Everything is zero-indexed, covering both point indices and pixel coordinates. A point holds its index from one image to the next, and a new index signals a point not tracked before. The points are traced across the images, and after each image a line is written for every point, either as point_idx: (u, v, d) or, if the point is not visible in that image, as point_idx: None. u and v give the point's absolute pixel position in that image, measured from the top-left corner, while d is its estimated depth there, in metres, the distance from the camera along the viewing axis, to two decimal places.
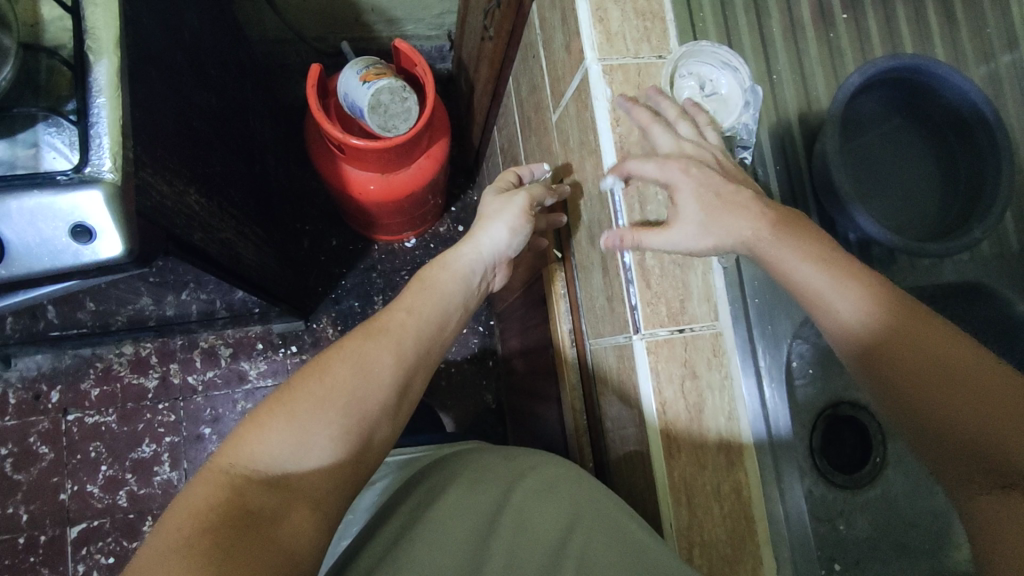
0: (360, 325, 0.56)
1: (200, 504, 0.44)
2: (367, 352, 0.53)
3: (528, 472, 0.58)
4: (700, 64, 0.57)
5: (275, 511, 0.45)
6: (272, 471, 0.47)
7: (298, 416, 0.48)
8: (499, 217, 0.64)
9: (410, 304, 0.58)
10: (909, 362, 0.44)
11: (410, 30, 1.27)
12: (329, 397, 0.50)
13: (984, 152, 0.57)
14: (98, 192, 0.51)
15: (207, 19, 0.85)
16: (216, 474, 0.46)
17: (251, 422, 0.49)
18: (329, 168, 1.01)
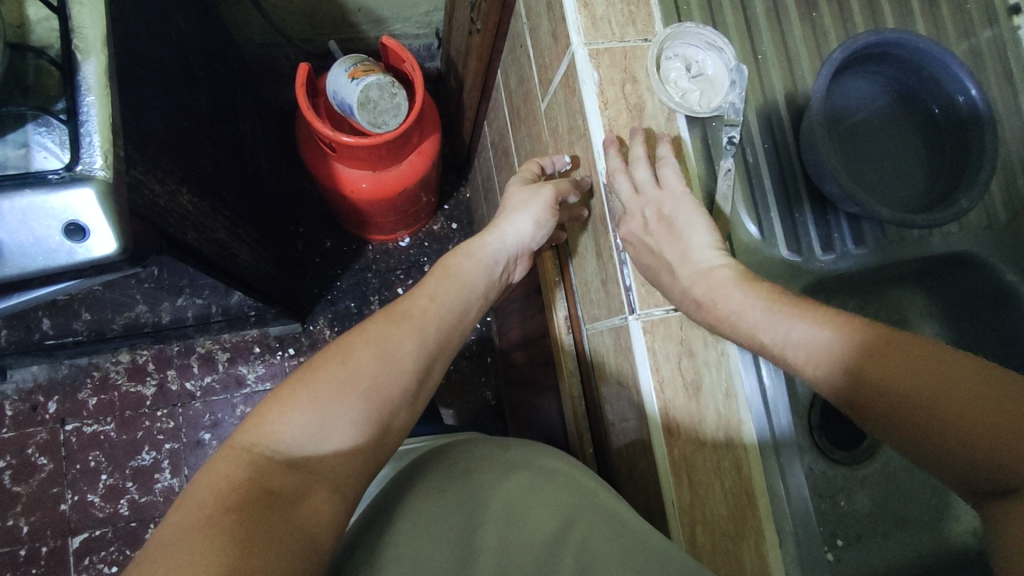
0: (383, 309, 0.56)
1: (221, 483, 0.44)
2: (391, 336, 0.53)
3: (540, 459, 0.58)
4: (686, 46, 0.58)
5: (296, 493, 0.45)
6: (292, 452, 0.47)
7: (320, 397, 0.48)
8: (525, 209, 0.63)
9: (432, 291, 0.58)
10: (885, 382, 0.42)
11: (398, 29, 1.29)
12: (352, 378, 0.50)
13: (968, 124, 0.57)
14: (90, 190, 0.51)
15: (194, 23, 0.86)
16: (238, 453, 0.46)
17: (273, 401, 0.49)
18: (322, 166, 1.01)
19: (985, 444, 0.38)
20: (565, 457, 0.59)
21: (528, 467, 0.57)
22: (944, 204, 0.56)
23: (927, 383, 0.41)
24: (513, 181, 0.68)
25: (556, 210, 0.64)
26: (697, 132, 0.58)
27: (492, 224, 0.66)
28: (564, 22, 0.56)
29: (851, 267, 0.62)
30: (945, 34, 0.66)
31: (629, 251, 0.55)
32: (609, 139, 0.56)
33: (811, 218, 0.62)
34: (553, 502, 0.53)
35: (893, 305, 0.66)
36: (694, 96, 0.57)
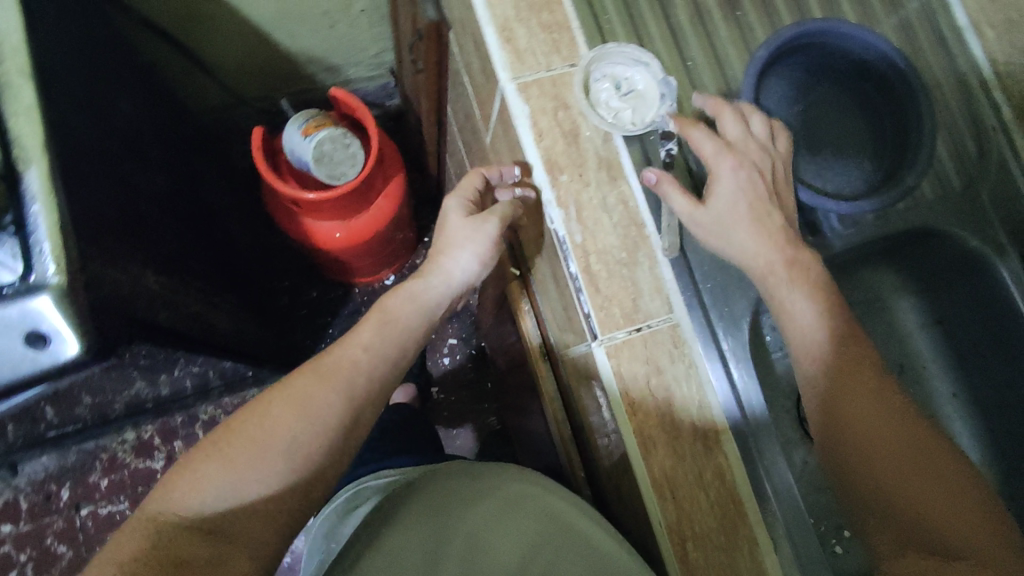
0: (311, 361, 0.56)
1: (130, 552, 0.46)
2: (313, 392, 0.53)
3: (486, 492, 0.60)
4: (612, 65, 0.58)
5: (213, 555, 0.47)
6: (204, 518, 0.48)
7: (236, 462, 0.50)
8: (467, 243, 0.63)
9: (368, 341, 0.58)
10: (867, 424, 0.49)
11: (353, 75, 1.31)
12: (270, 443, 0.51)
13: (905, 100, 0.57)
14: (46, 297, 0.52)
15: (144, 106, 0.87)
16: (146, 521, 0.48)
17: (187, 468, 0.50)
18: (291, 222, 1.02)
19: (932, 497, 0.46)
20: (532, 480, 0.61)
21: (487, 499, 0.59)
22: (890, 183, 0.56)
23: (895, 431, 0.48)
24: (455, 206, 0.65)
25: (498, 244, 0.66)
26: (635, 147, 0.59)
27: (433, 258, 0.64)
28: (488, 60, 0.57)
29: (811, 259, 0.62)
30: (872, 9, 0.66)
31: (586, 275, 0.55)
32: (549, 168, 0.56)
33: None
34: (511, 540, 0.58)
35: (865, 284, 0.71)
36: (626, 114, 0.57)
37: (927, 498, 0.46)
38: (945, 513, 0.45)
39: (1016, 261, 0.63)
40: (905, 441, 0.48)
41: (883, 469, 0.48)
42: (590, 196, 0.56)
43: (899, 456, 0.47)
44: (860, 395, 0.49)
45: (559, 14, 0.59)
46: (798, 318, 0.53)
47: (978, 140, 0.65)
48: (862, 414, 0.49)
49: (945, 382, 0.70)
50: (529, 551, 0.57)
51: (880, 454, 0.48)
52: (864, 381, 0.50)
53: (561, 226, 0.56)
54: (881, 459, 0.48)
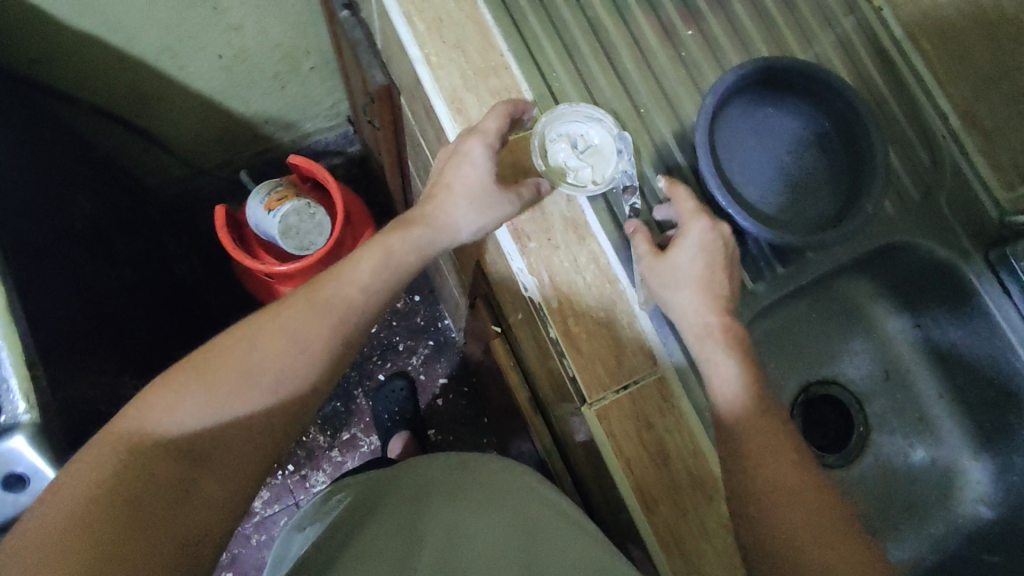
0: (305, 287, 0.54)
1: (97, 468, 0.44)
2: (302, 321, 0.52)
3: (484, 482, 0.61)
4: (566, 124, 0.58)
5: (183, 483, 0.46)
6: (180, 439, 0.47)
7: (220, 388, 0.49)
8: (477, 206, 0.55)
9: (361, 281, 0.54)
10: (768, 484, 0.48)
11: (310, 128, 1.30)
12: (258, 370, 0.50)
13: (855, 127, 0.58)
14: (21, 436, 0.50)
15: (101, 199, 0.86)
16: (116, 438, 0.45)
17: (166, 384, 0.48)
18: (266, 292, 1.01)
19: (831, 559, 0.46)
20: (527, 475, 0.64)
21: (475, 491, 0.60)
22: (849, 213, 0.57)
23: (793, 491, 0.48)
24: (480, 154, 0.55)
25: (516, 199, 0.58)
26: (601, 204, 0.59)
27: (439, 203, 0.57)
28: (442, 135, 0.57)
29: (785, 290, 0.63)
30: (811, 32, 0.67)
31: (566, 339, 0.55)
32: (516, 236, 0.57)
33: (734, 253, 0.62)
34: (490, 521, 0.56)
35: (843, 296, 0.71)
36: (586, 172, 0.58)
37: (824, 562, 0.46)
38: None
39: (981, 262, 0.64)
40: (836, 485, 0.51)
41: (790, 527, 0.47)
42: (561, 259, 0.57)
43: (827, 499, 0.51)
44: (761, 455, 0.49)
45: (506, 78, 0.60)
46: (719, 371, 0.52)
47: (930, 147, 0.66)
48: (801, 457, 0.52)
49: (930, 383, 0.72)
50: (518, 526, 0.55)
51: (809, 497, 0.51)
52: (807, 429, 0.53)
53: (536, 294, 0.56)
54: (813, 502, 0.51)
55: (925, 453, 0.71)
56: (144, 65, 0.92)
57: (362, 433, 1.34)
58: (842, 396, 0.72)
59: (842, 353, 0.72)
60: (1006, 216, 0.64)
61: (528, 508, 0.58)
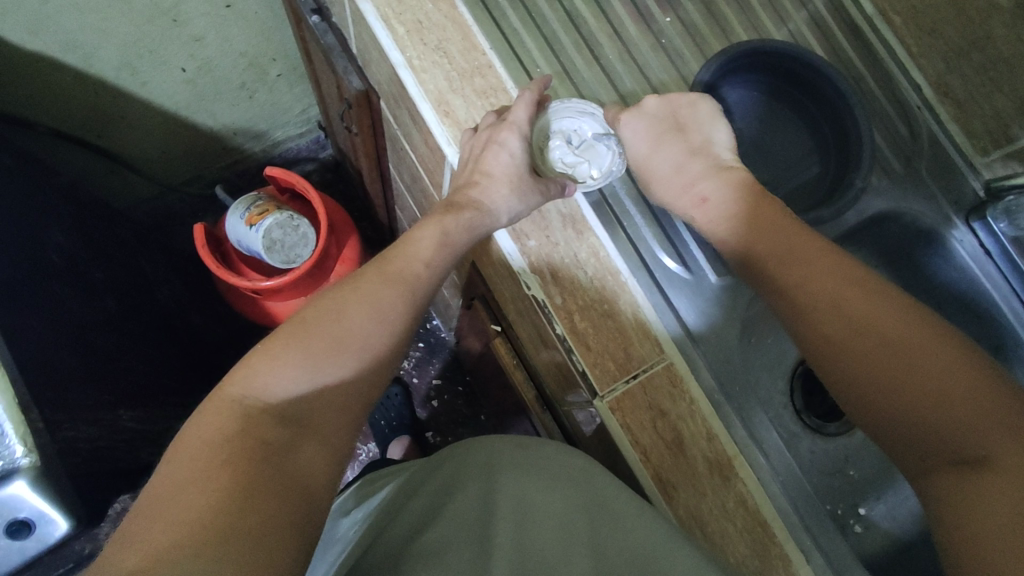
0: (373, 264, 0.54)
1: (210, 433, 0.42)
2: (378, 293, 0.51)
3: (544, 464, 0.59)
4: (560, 120, 0.58)
5: (289, 443, 0.44)
6: (283, 403, 0.45)
7: (314, 351, 0.47)
8: (518, 192, 0.56)
9: (424, 255, 0.54)
10: (830, 327, 0.48)
11: (281, 136, 1.27)
12: (343, 338, 0.49)
13: (837, 105, 0.59)
14: (21, 482, 0.48)
15: (73, 226, 0.83)
16: (226, 404, 0.44)
17: (262, 353, 0.47)
18: (254, 309, 0.98)
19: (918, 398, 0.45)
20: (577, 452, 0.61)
21: (544, 469, 0.59)
22: (839, 186, 0.58)
23: (867, 320, 0.47)
24: (516, 144, 0.55)
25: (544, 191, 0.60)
26: (596, 198, 0.59)
27: (475, 184, 0.56)
28: None
29: None
30: (785, 11, 0.68)
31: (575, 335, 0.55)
32: (515, 236, 0.57)
33: None
34: (560, 500, 0.56)
35: None
36: (584, 168, 0.57)
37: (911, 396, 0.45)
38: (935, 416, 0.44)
39: (964, 226, 0.66)
40: (884, 344, 0.47)
41: (886, 363, 0.46)
42: (562, 256, 0.56)
43: (876, 364, 0.46)
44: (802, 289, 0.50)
45: (492, 78, 0.59)
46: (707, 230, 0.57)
47: (907, 120, 0.68)
48: (836, 331, 0.48)
49: None
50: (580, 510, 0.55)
51: (859, 369, 0.47)
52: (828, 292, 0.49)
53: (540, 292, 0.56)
54: (862, 372, 0.47)
55: None
56: (105, 84, 0.88)
57: (359, 441, 1.33)
58: None
59: None
60: (992, 184, 0.65)
61: (592, 482, 0.57)
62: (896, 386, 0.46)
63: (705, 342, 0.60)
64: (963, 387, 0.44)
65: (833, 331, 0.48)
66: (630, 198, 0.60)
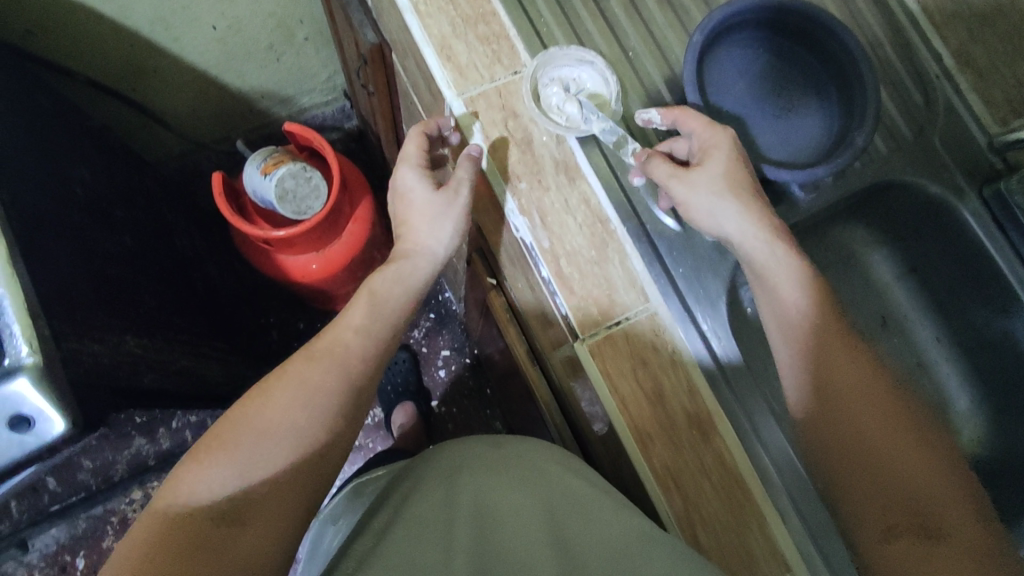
0: (305, 349, 0.56)
1: (141, 547, 0.44)
2: (311, 375, 0.54)
3: (515, 460, 0.60)
4: (558, 68, 0.59)
5: (228, 538, 0.46)
6: (219, 499, 0.47)
7: (238, 448, 0.49)
8: (431, 226, 0.61)
9: (356, 322, 0.58)
10: (840, 394, 0.51)
11: (307, 103, 1.30)
12: (273, 424, 0.51)
13: (845, 62, 0.57)
14: (24, 379, 0.51)
15: (100, 167, 0.87)
16: (160, 513, 0.46)
17: (194, 458, 0.49)
18: (268, 262, 1.01)
19: (903, 475, 0.48)
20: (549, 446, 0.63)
21: (512, 465, 0.60)
22: (840, 144, 0.56)
23: (871, 394, 0.51)
24: (412, 177, 0.62)
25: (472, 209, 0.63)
26: (592, 146, 0.59)
27: (407, 237, 0.63)
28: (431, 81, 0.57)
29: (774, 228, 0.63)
30: None
31: (560, 280, 0.55)
32: (507, 178, 0.57)
33: None
34: (529, 495, 0.56)
35: (836, 244, 0.72)
36: (578, 116, 0.59)
37: (895, 469, 0.49)
38: (913, 491, 0.48)
39: (976, 200, 0.64)
40: (888, 414, 0.50)
41: (876, 435, 0.50)
42: (552, 200, 0.57)
43: (877, 428, 0.50)
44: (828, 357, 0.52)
45: (495, 24, 0.60)
46: (785, 296, 0.53)
47: (924, 89, 0.66)
48: (854, 388, 0.51)
49: (927, 328, 0.71)
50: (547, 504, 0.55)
51: (866, 423, 0.50)
52: (849, 350, 0.52)
53: (531, 239, 0.56)
54: (866, 430, 0.50)
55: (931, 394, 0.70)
56: (140, 36, 0.92)
57: None
58: None
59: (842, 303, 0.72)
60: (996, 140, 0.64)
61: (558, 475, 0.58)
62: (890, 450, 0.49)
63: (693, 297, 0.59)
64: (942, 472, 0.48)
65: (847, 383, 0.51)
66: (625, 149, 0.60)
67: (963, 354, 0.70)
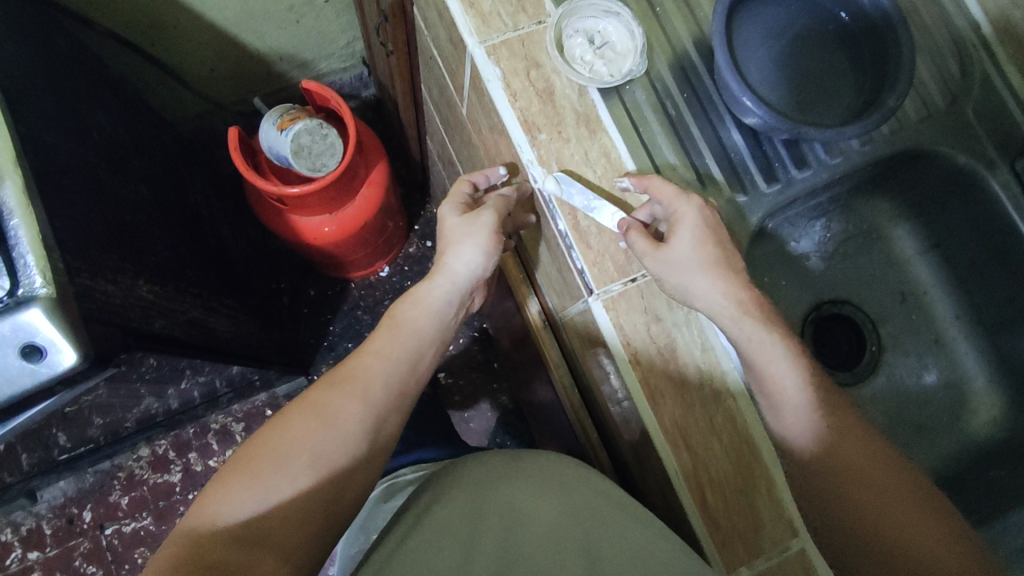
0: (327, 376, 0.58)
1: (167, 565, 0.46)
2: (331, 403, 0.55)
3: (537, 474, 0.58)
4: (583, 19, 0.58)
5: (242, 562, 0.47)
6: (235, 524, 0.49)
7: (261, 472, 0.51)
8: (461, 253, 0.64)
9: (379, 349, 0.60)
10: (845, 469, 0.49)
11: (325, 68, 1.29)
12: (291, 451, 0.52)
13: (881, 24, 0.57)
14: (37, 309, 0.52)
15: (117, 117, 0.86)
16: (183, 535, 0.49)
17: (216, 484, 0.51)
18: (280, 222, 1.01)
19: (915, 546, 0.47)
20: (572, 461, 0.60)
21: (532, 480, 0.57)
22: (871, 106, 0.56)
23: (872, 467, 0.49)
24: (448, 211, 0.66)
25: (500, 235, 0.65)
26: (614, 101, 0.58)
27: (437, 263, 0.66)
28: (454, 26, 0.56)
29: (798, 192, 0.61)
30: None
31: (578, 234, 0.55)
32: (527, 129, 0.55)
33: (747, 154, 0.61)
34: (555, 514, 0.55)
35: (860, 217, 0.71)
36: (602, 67, 0.57)
37: (910, 540, 0.47)
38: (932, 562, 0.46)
39: (1007, 173, 0.63)
40: (885, 479, 0.49)
41: (886, 510, 0.48)
42: (572, 153, 0.56)
43: (876, 495, 0.49)
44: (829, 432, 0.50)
45: None
46: (775, 370, 0.51)
47: (959, 58, 0.64)
48: (853, 461, 0.49)
49: (947, 306, 0.71)
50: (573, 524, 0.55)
51: (863, 493, 0.49)
52: (846, 422, 0.51)
53: (554, 196, 0.55)
54: (865, 500, 0.49)
55: (945, 373, 0.70)
56: None
57: None
58: (854, 314, 0.72)
59: (861, 279, 0.72)
60: None
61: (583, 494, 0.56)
62: (890, 518, 0.48)
63: None
64: (942, 528, 0.47)
65: (845, 454, 0.49)
66: (648, 105, 0.59)
67: (982, 333, 0.70)
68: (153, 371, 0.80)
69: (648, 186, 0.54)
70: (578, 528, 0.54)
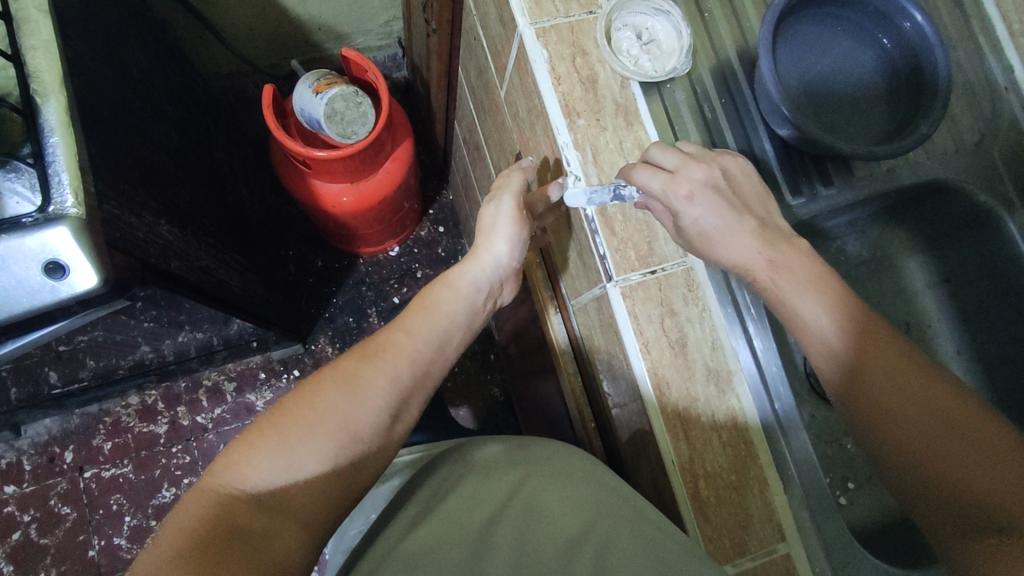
0: (358, 348, 0.58)
1: (190, 523, 0.47)
2: (363, 373, 0.55)
3: (546, 462, 0.59)
4: (633, 15, 0.59)
5: (266, 529, 0.48)
6: (261, 492, 0.49)
7: (288, 438, 0.51)
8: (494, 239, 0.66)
9: (413, 327, 0.60)
10: (875, 400, 0.48)
11: (360, 43, 1.30)
12: (318, 421, 0.52)
13: (920, 53, 0.59)
14: (64, 227, 0.52)
15: (156, 60, 0.87)
16: (206, 493, 0.49)
17: (243, 443, 0.51)
18: (301, 184, 1.01)
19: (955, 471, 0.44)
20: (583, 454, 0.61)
21: (541, 466, 0.59)
22: (905, 130, 0.58)
23: (907, 397, 0.47)
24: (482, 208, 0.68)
25: (526, 220, 0.65)
26: (654, 97, 0.59)
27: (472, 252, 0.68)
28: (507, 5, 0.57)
29: (822, 209, 0.63)
30: None
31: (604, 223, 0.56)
32: (566, 113, 0.56)
33: (777, 165, 0.62)
34: (569, 508, 0.55)
35: (874, 243, 0.73)
36: (646, 63, 0.59)
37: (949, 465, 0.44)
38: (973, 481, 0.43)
39: None
40: (928, 421, 0.46)
41: (922, 441, 0.46)
42: (606, 141, 0.57)
43: (924, 438, 0.46)
44: (860, 367, 0.49)
45: None
46: (808, 320, 0.51)
47: (992, 101, 0.66)
48: (890, 406, 0.47)
49: (951, 341, 0.73)
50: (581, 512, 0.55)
51: (904, 435, 0.47)
52: (888, 358, 0.48)
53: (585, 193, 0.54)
54: (909, 444, 0.46)
55: None
56: None
57: None
58: None
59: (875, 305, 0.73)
60: None
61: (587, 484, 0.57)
62: (941, 461, 0.45)
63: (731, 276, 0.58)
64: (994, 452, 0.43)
65: (885, 402, 0.48)
66: (687, 106, 0.61)
67: (982, 369, 0.71)
68: (157, 318, 0.80)
69: (644, 186, 0.53)
70: (579, 519, 0.55)
